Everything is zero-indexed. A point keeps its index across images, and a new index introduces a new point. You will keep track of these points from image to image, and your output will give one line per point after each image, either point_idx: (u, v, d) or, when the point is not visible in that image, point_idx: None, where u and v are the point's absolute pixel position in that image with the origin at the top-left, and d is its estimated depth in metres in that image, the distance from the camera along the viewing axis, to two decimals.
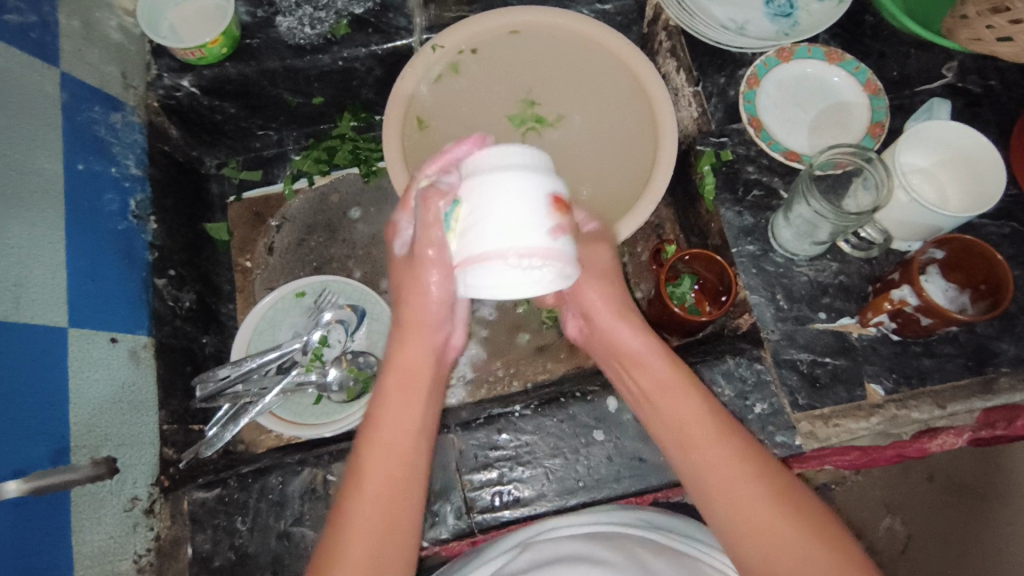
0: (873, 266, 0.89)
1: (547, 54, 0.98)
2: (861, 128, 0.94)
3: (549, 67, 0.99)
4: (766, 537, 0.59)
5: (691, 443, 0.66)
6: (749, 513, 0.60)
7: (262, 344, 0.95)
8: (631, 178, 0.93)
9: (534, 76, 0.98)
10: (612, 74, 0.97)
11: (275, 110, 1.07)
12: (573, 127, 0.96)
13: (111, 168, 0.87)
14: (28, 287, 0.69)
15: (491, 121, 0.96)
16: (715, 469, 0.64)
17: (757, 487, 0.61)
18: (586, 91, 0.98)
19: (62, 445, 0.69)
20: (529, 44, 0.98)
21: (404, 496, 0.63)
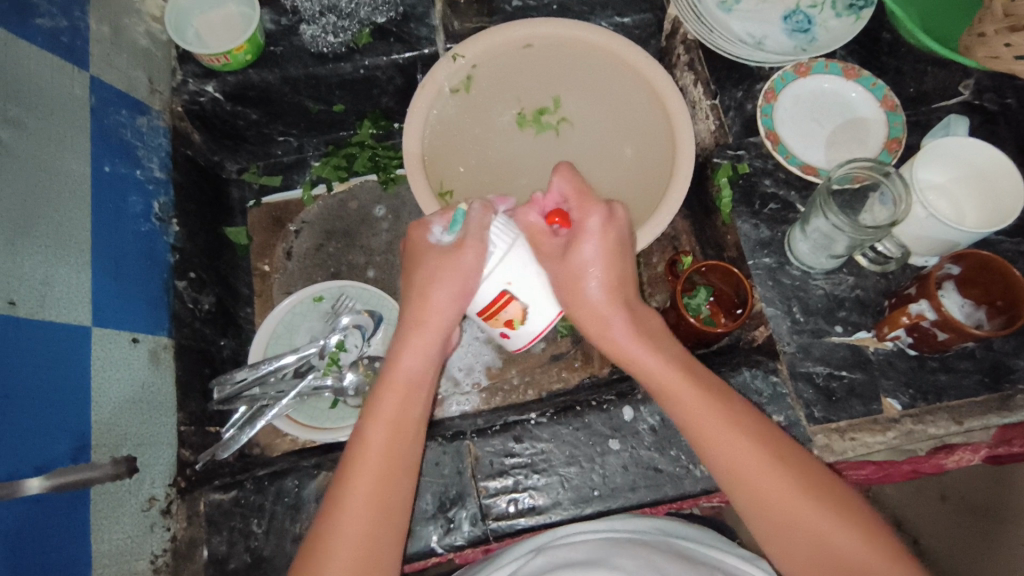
0: (890, 280, 0.89)
1: (557, 69, 1.00)
2: (878, 144, 0.95)
3: (563, 74, 1.00)
4: (804, 532, 0.60)
5: (735, 461, 0.64)
6: (788, 513, 0.61)
7: (279, 348, 0.96)
8: (643, 187, 0.95)
9: (551, 83, 1.00)
10: (624, 83, 0.98)
11: (296, 116, 1.08)
12: (584, 145, 0.99)
13: (136, 170, 0.88)
14: (54, 286, 0.70)
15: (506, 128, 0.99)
16: (763, 485, 0.62)
17: (797, 491, 0.62)
18: (596, 107, 1.00)
19: (83, 443, 0.70)
20: (543, 59, 0.99)
21: (398, 489, 0.65)
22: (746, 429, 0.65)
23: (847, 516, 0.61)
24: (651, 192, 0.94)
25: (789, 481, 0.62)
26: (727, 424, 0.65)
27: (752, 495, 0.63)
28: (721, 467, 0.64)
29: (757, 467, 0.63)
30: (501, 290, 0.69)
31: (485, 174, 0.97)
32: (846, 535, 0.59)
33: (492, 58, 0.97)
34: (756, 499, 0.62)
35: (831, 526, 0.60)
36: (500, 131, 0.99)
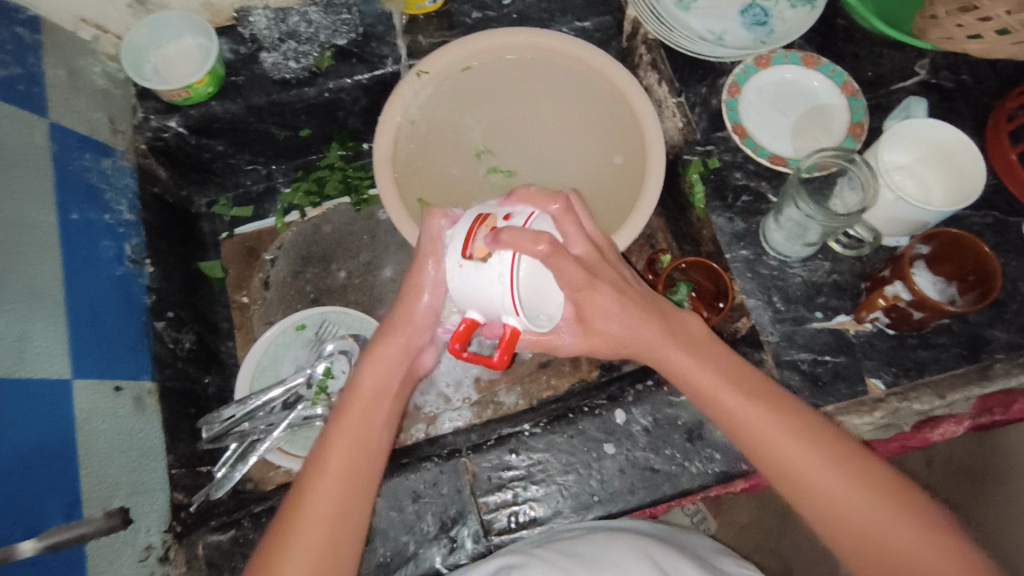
0: (864, 263, 0.91)
1: (510, 87, 1.00)
2: (842, 130, 0.96)
3: (517, 89, 1.00)
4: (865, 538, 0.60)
5: (807, 480, 0.62)
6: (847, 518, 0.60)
7: (266, 381, 0.95)
8: (617, 199, 0.94)
9: (508, 100, 1.00)
10: (575, 88, 0.98)
11: (263, 143, 1.07)
12: (549, 166, 1.00)
13: (105, 214, 0.86)
14: (31, 341, 0.69)
15: (463, 148, 0.99)
16: (840, 501, 0.61)
17: (870, 503, 0.60)
18: (560, 129, 1.00)
19: (74, 499, 0.68)
20: (484, 75, 0.98)
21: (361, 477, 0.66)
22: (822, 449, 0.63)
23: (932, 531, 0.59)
24: (623, 197, 0.94)
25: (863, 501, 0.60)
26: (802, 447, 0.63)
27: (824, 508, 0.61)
28: (800, 488, 0.63)
29: (839, 484, 0.61)
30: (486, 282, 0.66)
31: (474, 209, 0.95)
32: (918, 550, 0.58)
33: (455, 73, 0.96)
34: (807, 503, 0.62)
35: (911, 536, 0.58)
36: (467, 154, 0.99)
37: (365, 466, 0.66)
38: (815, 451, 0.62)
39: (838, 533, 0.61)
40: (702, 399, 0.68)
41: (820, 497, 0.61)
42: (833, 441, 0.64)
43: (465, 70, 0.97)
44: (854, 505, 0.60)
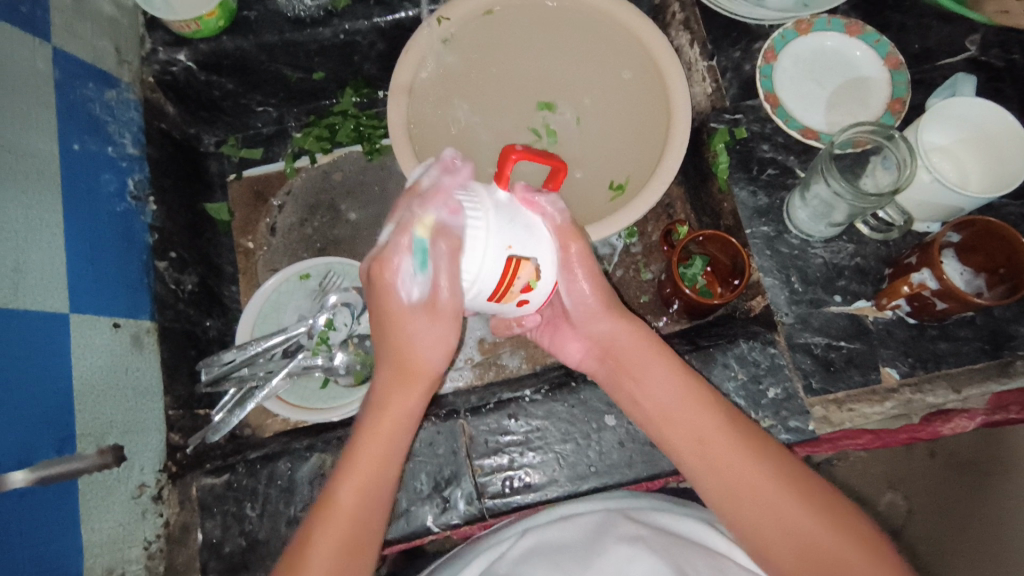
0: (891, 248, 0.87)
1: (528, 36, 0.95)
2: (881, 105, 0.91)
3: (541, 43, 0.96)
4: (779, 521, 0.59)
5: (725, 472, 0.61)
6: (771, 515, 0.59)
7: (267, 328, 0.94)
8: (643, 158, 0.90)
9: (532, 54, 0.96)
10: (589, 29, 0.94)
11: (275, 85, 1.03)
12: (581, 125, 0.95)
13: (108, 147, 0.84)
14: (27, 273, 0.67)
15: (494, 102, 0.95)
16: (766, 502, 0.59)
17: (789, 502, 0.59)
18: (580, 71, 0.95)
19: (67, 434, 0.68)
20: (506, 23, 0.94)
21: (374, 507, 0.62)
22: (746, 441, 0.62)
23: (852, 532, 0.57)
24: (649, 153, 0.89)
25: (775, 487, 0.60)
26: (724, 440, 0.62)
27: (742, 504, 0.60)
28: (714, 483, 0.62)
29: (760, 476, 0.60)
30: (505, 258, 0.55)
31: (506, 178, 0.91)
32: (842, 551, 0.56)
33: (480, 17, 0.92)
34: (726, 495, 0.61)
35: (810, 522, 0.58)
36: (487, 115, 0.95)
37: (377, 499, 0.62)
38: (727, 433, 0.62)
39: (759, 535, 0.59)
40: (635, 379, 0.68)
41: (741, 493, 0.60)
42: (750, 435, 0.63)
43: (487, 15, 0.92)
44: (774, 503, 0.59)
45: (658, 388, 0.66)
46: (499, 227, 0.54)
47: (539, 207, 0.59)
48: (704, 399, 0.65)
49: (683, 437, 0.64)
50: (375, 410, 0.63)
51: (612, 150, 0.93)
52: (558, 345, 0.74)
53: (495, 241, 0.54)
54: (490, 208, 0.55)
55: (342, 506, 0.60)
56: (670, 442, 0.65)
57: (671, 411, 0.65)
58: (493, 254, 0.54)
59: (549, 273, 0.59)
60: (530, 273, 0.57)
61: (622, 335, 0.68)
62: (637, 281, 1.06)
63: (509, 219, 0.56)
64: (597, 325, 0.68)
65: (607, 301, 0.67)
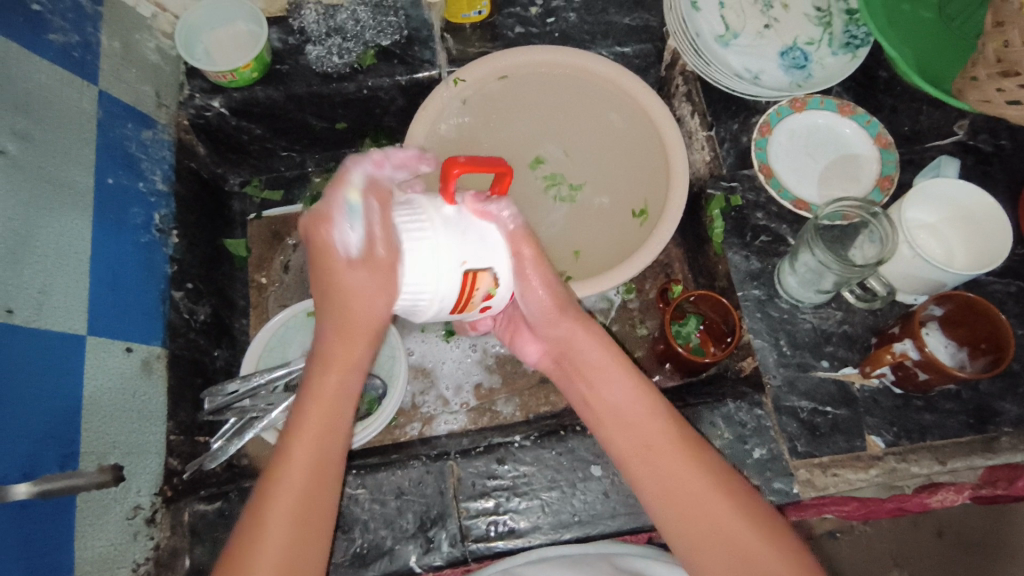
0: (878, 317, 0.90)
1: (523, 103, 1.01)
2: (870, 181, 0.96)
3: (554, 106, 1.02)
4: (715, 530, 0.61)
5: (672, 483, 0.64)
6: (717, 528, 0.61)
7: (271, 361, 0.98)
8: (637, 224, 0.95)
9: (545, 116, 1.02)
10: (576, 86, 0.99)
11: (300, 132, 1.10)
12: (587, 185, 1.01)
13: (139, 182, 0.90)
14: (51, 295, 0.72)
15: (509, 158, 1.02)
16: (710, 515, 0.62)
17: (731, 516, 0.61)
18: (573, 125, 1.02)
19: (71, 451, 0.71)
20: (521, 87, 0.99)
21: (329, 454, 0.64)
22: (692, 454, 0.65)
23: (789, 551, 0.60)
24: (641, 221, 0.95)
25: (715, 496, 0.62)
26: (675, 453, 0.65)
27: (689, 515, 0.62)
28: (663, 490, 0.64)
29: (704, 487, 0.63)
30: (461, 274, 0.57)
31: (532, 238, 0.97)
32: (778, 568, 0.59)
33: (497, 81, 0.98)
34: (671, 504, 0.63)
35: (753, 540, 0.60)
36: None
37: (332, 451, 0.64)
38: (679, 446, 0.65)
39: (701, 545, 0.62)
40: (591, 383, 0.70)
41: (688, 504, 0.62)
42: (700, 450, 0.65)
43: (502, 79, 0.98)
44: (717, 516, 0.61)
45: (613, 395, 0.68)
46: (449, 240, 0.57)
47: (494, 215, 0.60)
48: (654, 408, 0.67)
49: (632, 446, 0.67)
50: (321, 366, 0.65)
51: (615, 193, 1.00)
52: (518, 345, 0.76)
53: (450, 257, 0.56)
54: (440, 225, 0.57)
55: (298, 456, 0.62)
56: (623, 450, 0.67)
57: (624, 416, 0.68)
58: (447, 267, 0.56)
59: (507, 279, 0.61)
60: (488, 283, 0.59)
61: (582, 345, 0.69)
62: (633, 336, 1.08)
63: (461, 233, 0.57)
64: (552, 330, 0.69)
65: (562, 306, 0.67)
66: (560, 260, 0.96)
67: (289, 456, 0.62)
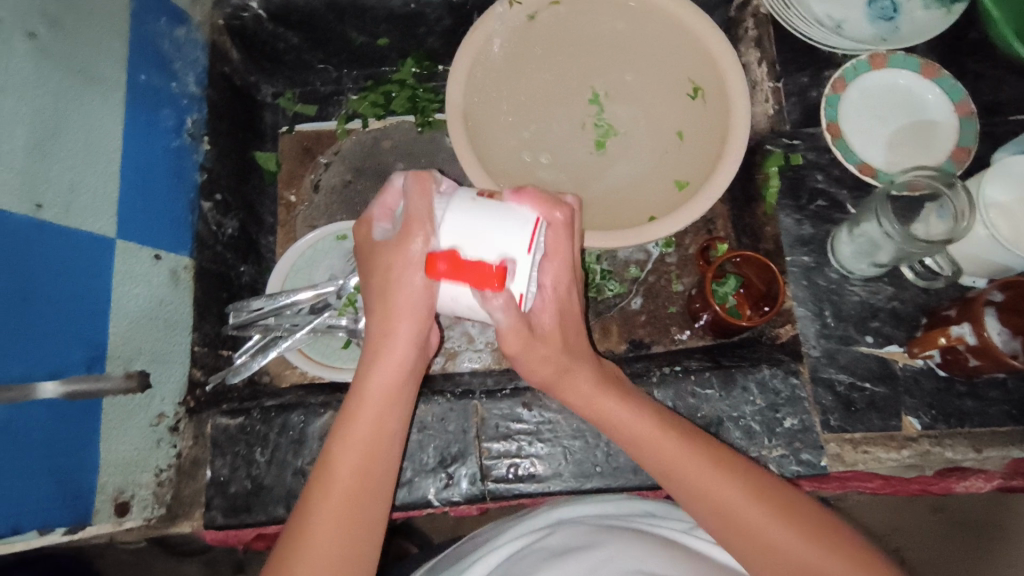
0: (931, 296, 0.86)
1: (546, 53, 0.94)
2: (945, 150, 0.89)
3: (601, 43, 0.94)
4: (740, 522, 0.56)
5: (712, 494, 0.57)
6: (769, 539, 0.55)
7: (297, 282, 0.95)
8: (702, 161, 0.87)
9: (593, 53, 0.95)
10: (556, 25, 0.93)
11: (338, 45, 1.04)
12: (643, 130, 0.94)
13: (171, 83, 0.85)
14: (81, 194, 0.69)
15: (557, 105, 0.95)
16: (755, 526, 0.55)
17: (778, 522, 0.55)
18: (591, 58, 0.95)
19: (98, 354, 0.70)
20: (570, 20, 0.93)
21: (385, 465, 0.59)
22: (722, 460, 0.59)
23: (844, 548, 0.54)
24: (705, 156, 0.86)
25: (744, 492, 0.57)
26: (705, 464, 0.58)
27: (737, 530, 0.55)
28: (702, 507, 0.57)
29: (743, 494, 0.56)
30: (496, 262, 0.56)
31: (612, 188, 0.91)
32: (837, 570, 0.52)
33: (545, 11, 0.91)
34: (718, 519, 0.56)
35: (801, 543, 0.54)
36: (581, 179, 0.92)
37: (386, 440, 0.59)
38: (703, 457, 0.59)
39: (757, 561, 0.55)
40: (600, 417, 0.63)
41: (733, 516, 0.56)
42: (725, 457, 0.60)
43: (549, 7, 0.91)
44: (765, 524, 0.55)
45: (632, 421, 0.62)
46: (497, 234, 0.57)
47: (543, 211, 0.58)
48: (670, 427, 0.62)
49: (663, 472, 0.60)
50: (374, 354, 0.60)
51: (673, 120, 0.92)
52: None
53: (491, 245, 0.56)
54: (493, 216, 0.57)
55: (346, 482, 0.56)
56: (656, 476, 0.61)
57: (643, 438, 0.61)
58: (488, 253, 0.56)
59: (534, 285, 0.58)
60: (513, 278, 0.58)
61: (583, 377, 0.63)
62: (668, 292, 1.05)
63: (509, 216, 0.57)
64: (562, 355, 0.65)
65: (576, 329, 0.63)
66: (676, 171, 0.89)
67: (336, 484, 0.56)
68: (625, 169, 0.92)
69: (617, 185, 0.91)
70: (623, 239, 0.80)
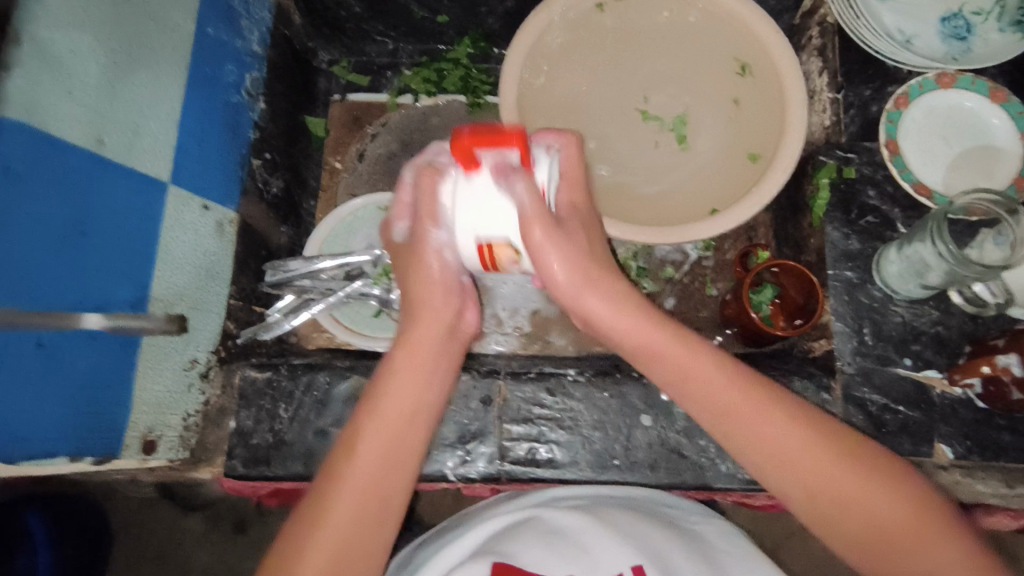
0: (977, 325, 0.83)
1: (600, 50, 0.93)
2: (1006, 178, 0.87)
3: (653, 37, 0.93)
4: (789, 467, 0.54)
5: (764, 442, 0.55)
6: (821, 483, 0.53)
7: (335, 247, 0.96)
8: (766, 137, 0.84)
9: (647, 47, 0.94)
10: (606, 22, 0.92)
11: (399, 19, 1.05)
12: (710, 123, 0.92)
13: (236, 39, 0.86)
14: (142, 136, 0.70)
15: (622, 106, 0.94)
16: (810, 470, 0.54)
17: (829, 460, 0.54)
18: (646, 52, 0.94)
19: (142, 294, 0.71)
20: (621, 19, 0.92)
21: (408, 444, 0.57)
22: (769, 398, 0.56)
23: (889, 480, 0.53)
24: (767, 133, 0.84)
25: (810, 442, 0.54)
26: (753, 407, 0.55)
27: (788, 476, 0.54)
28: (754, 452, 0.55)
29: (793, 436, 0.54)
30: (474, 244, 0.57)
31: (679, 188, 0.90)
32: (885, 506, 0.52)
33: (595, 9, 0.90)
34: (768, 465, 0.55)
35: (857, 487, 0.53)
36: (658, 177, 0.91)
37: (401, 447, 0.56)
38: (751, 398, 0.56)
39: (805, 500, 0.54)
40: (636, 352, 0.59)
41: (784, 462, 0.54)
42: (774, 392, 0.57)
43: (601, 8, 0.90)
44: (819, 467, 0.53)
45: (670, 357, 0.57)
46: (461, 217, 0.56)
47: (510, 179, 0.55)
48: (716, 359, 0.58)
49: (707, 414, 0.57)
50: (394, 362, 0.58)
51: (731, 104, 0.90)
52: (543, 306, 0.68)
53: (461, 226, 0.57)
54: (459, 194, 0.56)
55: (359, 465, 0.54)
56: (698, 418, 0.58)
57: (681, 371, 0.57)
58: (460, 237, 0.57)
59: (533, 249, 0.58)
60: (510, 253, 0.58)
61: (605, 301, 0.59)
62: (701, 295, 1.04)
63: (475, 201, 0.56)
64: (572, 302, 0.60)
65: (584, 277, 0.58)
66: (746, 141, 0.87)
67: (346, 466, 0.55)
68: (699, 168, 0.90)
69: (691, 183, 0.90)
70: (680, 235, 0.79)
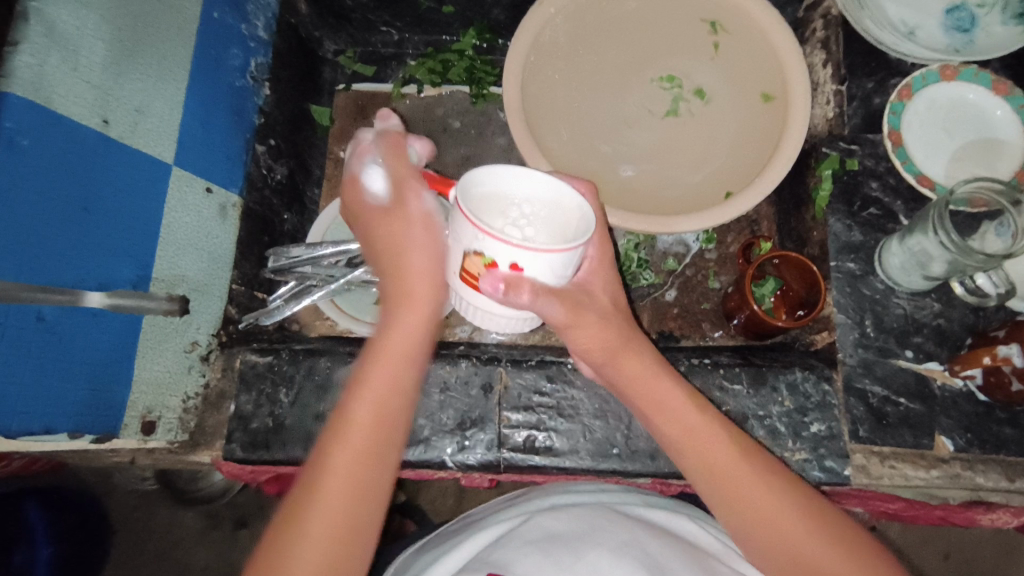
0: (979, 317, 0.83)
1: (590, 43, 0.92)
2: (1010, 170, 0.87)
3: (629, 20, 0.93)
4: (760, 521, 0.57)
5: (740, 495, 0.58)
6: (783, 543, 0.56)
7: (337, 235, 0.97)
8: (767, 76, 0.88)
9: (629, 32, 0.93)
10: (595, 14, 0.91)
11: (404, 8, 1.05)
12: (714, 85, 0.92)
13: (242, 24, 0.87)
14: (147, 115, 0.71)
15: (629, 93, 0.93)
16: (775, 527, 0.57)
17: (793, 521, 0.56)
18: (625, 36, 0.93)
19: (145, 274, 0.72)
20: (603, 13, 0.92)
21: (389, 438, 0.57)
22: (755, 458, 0.60)
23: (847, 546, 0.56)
24: (766, 68, 0.88)
25: (788, 502, 0.57)
26: (739, 463, 0.59)
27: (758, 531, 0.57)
28: (729, 502, 0.59)
29: (766, 495, 0.58)
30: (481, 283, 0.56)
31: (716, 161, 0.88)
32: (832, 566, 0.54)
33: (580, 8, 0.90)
34: (739, 516, 0.58)
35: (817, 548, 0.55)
36: (696, 157, 0.89)
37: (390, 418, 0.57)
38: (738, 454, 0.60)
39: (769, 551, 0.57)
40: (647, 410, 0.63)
41: (756, 517, 0.57)
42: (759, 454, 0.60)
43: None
44: (784, 527, 0.56)
45: (679, 412, 0.61)
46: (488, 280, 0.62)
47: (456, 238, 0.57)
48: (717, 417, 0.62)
49: (696, 465, 0.60)
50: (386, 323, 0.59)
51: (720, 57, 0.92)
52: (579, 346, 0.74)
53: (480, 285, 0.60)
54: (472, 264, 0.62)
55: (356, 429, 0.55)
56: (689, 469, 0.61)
57: (683, 420, 0.61)
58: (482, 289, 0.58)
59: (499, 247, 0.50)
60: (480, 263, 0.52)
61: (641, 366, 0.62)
62: (703, 288, 1.04)
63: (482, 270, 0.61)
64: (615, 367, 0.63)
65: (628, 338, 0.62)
66: (755, 81, 0.89)
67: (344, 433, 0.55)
68: (723, 127, 0.90)
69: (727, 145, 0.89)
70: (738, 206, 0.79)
